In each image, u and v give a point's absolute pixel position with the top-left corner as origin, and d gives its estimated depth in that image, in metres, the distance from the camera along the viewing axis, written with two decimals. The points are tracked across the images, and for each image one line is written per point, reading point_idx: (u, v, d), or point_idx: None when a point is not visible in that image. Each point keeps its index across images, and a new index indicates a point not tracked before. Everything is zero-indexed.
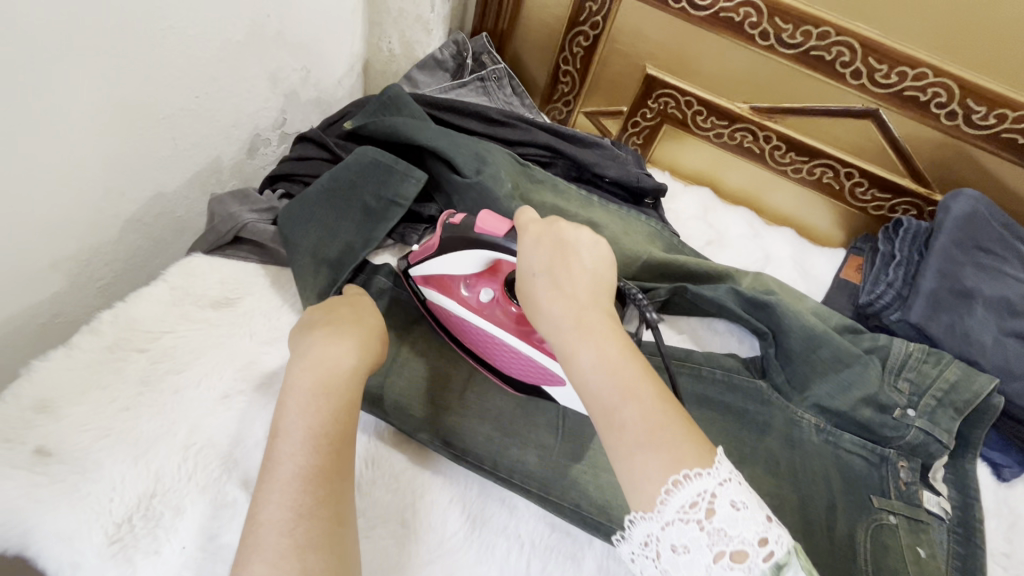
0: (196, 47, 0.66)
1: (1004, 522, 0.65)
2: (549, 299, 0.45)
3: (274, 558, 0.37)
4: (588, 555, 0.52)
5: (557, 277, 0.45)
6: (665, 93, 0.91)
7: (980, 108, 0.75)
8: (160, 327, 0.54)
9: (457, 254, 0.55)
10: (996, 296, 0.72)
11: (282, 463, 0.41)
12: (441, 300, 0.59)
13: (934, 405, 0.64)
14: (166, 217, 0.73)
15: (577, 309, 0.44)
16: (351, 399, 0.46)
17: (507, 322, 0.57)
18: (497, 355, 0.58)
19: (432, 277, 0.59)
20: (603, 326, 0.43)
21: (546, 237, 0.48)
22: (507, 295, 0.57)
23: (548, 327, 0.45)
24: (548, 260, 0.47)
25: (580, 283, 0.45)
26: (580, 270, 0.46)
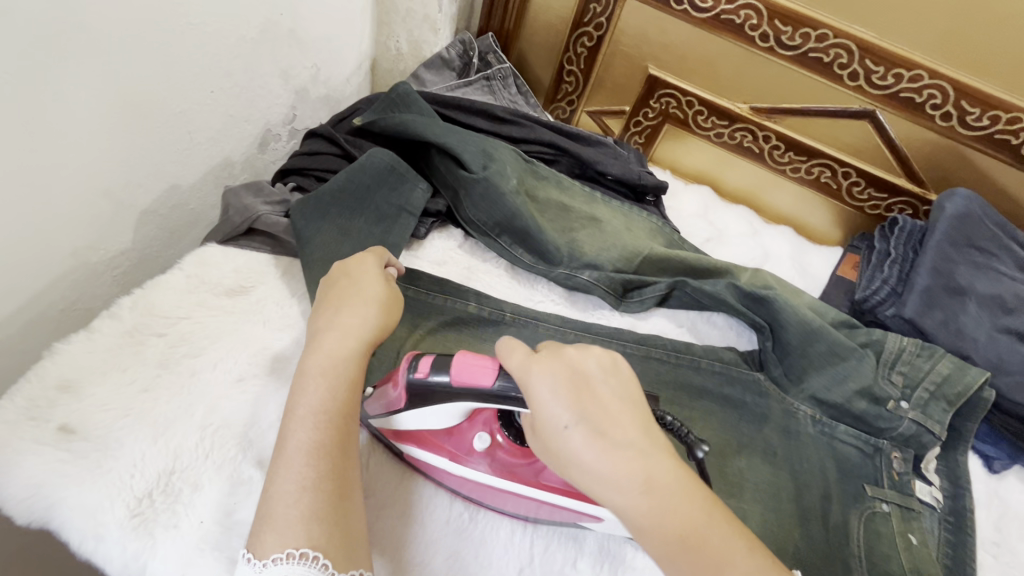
0: (212, 44, 0.68)
1: (995, 512, 0.66)
2: (599, 457, 0.38)
3: (286, 528, 0.40)
4: (589, 535, 0.54)
5: (601, 426, 0.39)
6: (667, 93, 0.93)
7: (974, 110, 0.77)
8: (177, 313, 0.56)
9: (438, 408, 0.49)
10: (989, 293, 0.74)
11: (291, 437, 0.43)
12: (430, 462, 0.53)
13: (927, 398, 0.66)
14: (180, 209, 0.75)
15: (636, 462, 0.38)
16: (356, 377, 0.48)
17: (512, 464, 0.51)
18: (512, 500, 0.52)
19: (412, 438, 0.53)
20: (668, 477, 0.39)
21: (566, 373, 0.42)
22: (498, 433, 0.52)
23: (606, 493, 0.38)
24: (579, 407, 0.40)
25: (626, 426, 0.40)
26: (614, 406, 0.41)
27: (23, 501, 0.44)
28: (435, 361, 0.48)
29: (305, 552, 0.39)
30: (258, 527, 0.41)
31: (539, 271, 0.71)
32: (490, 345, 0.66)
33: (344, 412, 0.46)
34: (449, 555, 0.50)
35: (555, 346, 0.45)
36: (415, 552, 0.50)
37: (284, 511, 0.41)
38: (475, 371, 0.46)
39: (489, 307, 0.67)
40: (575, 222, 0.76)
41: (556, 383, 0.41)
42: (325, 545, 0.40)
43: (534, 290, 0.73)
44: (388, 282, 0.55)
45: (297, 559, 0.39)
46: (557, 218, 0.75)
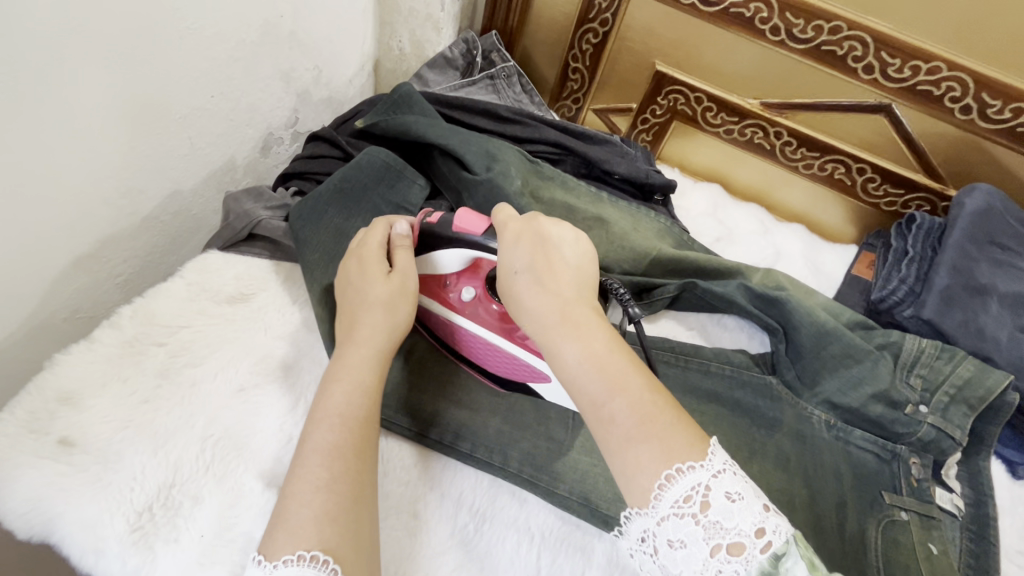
0: (211, 48, 0.67)
1: (1018, 519, 0.64)
2: (529, 295, 0.46)
3: (297, 526, 0.39)
4: (598, 546, 0.52)
5: (539, 273, 0.46)
6: (675, 89, 0.91)
7: (995, 102, 0.74)
8: (178, 321, 0.56)
9: (443, 253, 0.56)
10: (1011, 292, 0.71)
11: (315, 438, 0.44)
12: (423, 299, 0.60)
13: (947, 401, 0.64)
14: (182, 215, 0.74)
15: (559, 304, 0.44)
16: (374, 381, 0.49)
17: (488, 319, 0.57)
18: (481, 353, 0.59)
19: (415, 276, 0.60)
20: (587, 321, 0.44)
21: (526, 234, 0.48)
22: (488, 293, 0.58)
23: (533, 324, 0.45)
24: (528, 256, 0.47)
25: (562, 279, 0.46)
26: (562, 263, 0.47)
27: (22, 516, 0.44)
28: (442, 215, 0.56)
29: (317, 554, 0.37)
30: (270, 531, 0.39)
31: None
32: None
33: (365, 415, 0.47)
34: (453, 567, 0.49)
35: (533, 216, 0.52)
36: (420, 563, 0.49)
37: (298, 512, 0.40)
38: (471, 222, 0.54)
39: None
40: (580, 222, 0.73)
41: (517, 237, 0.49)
42: (332, 547, 0.38)
43: None
44: (400, 282, 0.55)
45: (307, 561, 0.37)
46: (563, 218, 0.74)
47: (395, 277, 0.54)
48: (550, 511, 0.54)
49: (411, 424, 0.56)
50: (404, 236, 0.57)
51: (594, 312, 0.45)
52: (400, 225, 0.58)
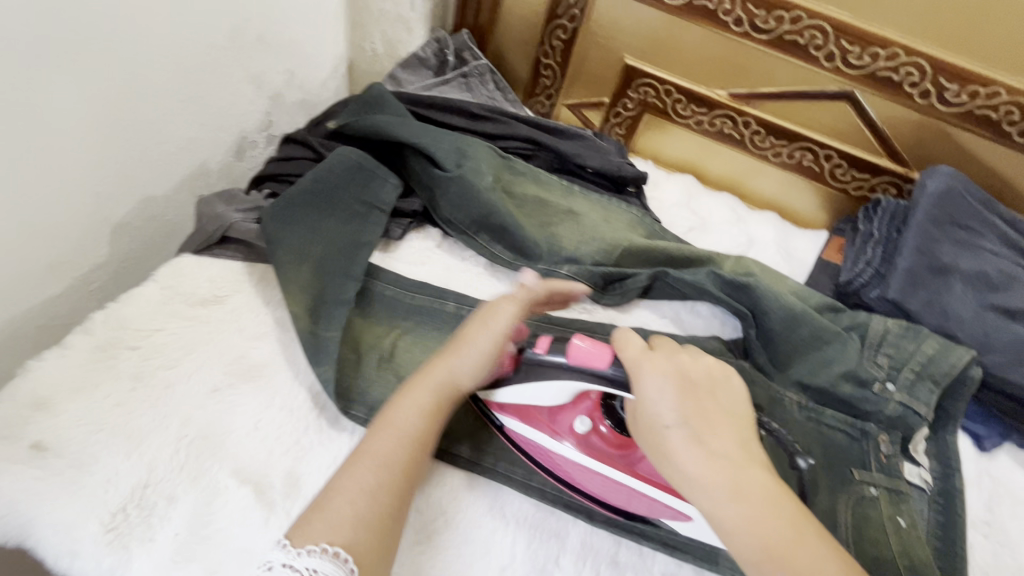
0: (178, 53, 0.68)
1: (985, 491, 0.66)
2: (694, 458, 0.42)
3: (333, 522, 0.42)
4: (572, 532, 0.53)
5: (697, 429, 0.43)
6: (645, 83, 0.92)
7: (951, 86, 0.76)
8: (151, 325, 0.56)
9: (550, 382, 0.53)
10: (973, 271, 0.73)
11: (372, 445, 0.47)
12: (525, 430, 0.56)
13: (913, 378, 0.66)
14: (157, 220, 0.74)
15: (728, 471, 0.42)
16: (436, 405, 0.50)
17: (607, 450, 0.54)
18: (598, 485, 0.54)
19: (512, 405, 0.56)
20: (760, 489, 0.41)
21: (672, 376, 0.46)
22: (600, 419, 0.55)
23: (694, 489, 0.42)
24: (682, 408, 0.44)
25: (723, 436, 0.44)
26: (714, 413, 0.45)
27: None
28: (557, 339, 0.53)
29: (337, 550, 0.41)
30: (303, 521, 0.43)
31: (518, 268, 0.70)
32: None
33: (420, 432, 0.48)
34: (428, 557, 0.50)
35: (669, 348, 0.48)
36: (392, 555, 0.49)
37: (339, 507, 0.43)
38: (591, 354, 0.50)
39: (469, 306, 0.66)
40: (553, 215, 0.75)
41: (665, 379, 0.45)
42: (353, 547, 0.41)
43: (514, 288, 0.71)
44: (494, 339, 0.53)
45: (328, 555, 0.41)
46: (535, 212, 0.75)
47: (488, 326, 0.54)
48: (523, 501, 0.54)
49: None
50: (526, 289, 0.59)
51: (762, 473, 0.43)
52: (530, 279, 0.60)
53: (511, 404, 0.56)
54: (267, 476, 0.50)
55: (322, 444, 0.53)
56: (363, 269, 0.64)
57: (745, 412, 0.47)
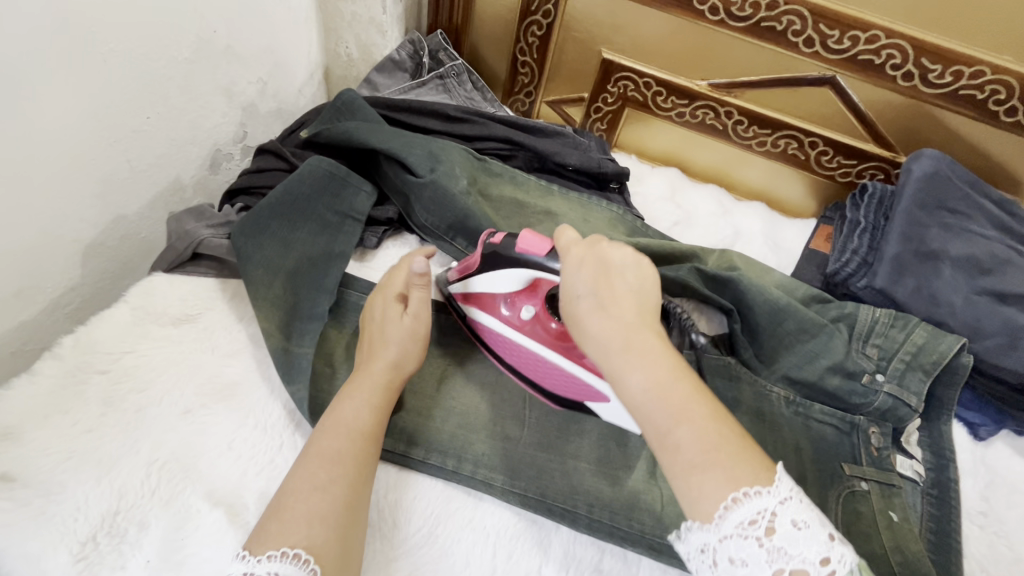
0: (140, 69, 0.66)
1: (981, 480, 0.65)
2: (592, 318, 0.44)
3: (291, 524, 0.41)
4: (554, 541, 0.52)
5: (602, 298, 0.44)
6: (624, 76, 0.90)
7: (935, 67, 0.74)
8: (120, 347, 0.55)
9: (501, 273, 0.56)
10: (964, 256, 0.71)
11: (321, 442, 0.47)
12: (481, 317, 0.61)
13: (902, 368, 0.64)
14: (130, 239, 0.74)
15: (622, 328, 0.43)
16: (384, 403, 0.52)
17: (548, 338, 0.58)
18: (539, 371, 0.59)
19: (472, 294, 0.61)
20: (651, 344, 0.42)
21: (588, 257, 0.47)
22: (546, 311, 0.59)
23: (595, 348, 0.44)
24: (586, 276, 0.45)
25: (626, 300, 0.44)
26: (623, 284, 0.45)
27: None
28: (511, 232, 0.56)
29: (298, 552, 0.40)
30: (260, 528, 0.42)
31: None
32: (441, 358, 0.63)
33: (366, 425, 0.49)
34: (407, 572, 0.49)
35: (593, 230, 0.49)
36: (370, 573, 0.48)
37: (295, 506, 0.43)
38: (535, 244, 0.53)
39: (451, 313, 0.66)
40: (530, 216, 0.74)
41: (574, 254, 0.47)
42: (315, 548, 0.41)
43: None
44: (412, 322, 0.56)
45: (290, 558, 0.40)
46: (512, 214, 0.74)
47: (406, 312, 0.56)
48: (505, 509, 0.54)
49: None
50: (422, 273, 0.58)
51: (658, 332, 0.43)
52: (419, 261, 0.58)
53: (471, 293, 0.61)
54: (241, 496, 0.49)
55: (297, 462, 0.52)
56: (336, 281, 0.63)
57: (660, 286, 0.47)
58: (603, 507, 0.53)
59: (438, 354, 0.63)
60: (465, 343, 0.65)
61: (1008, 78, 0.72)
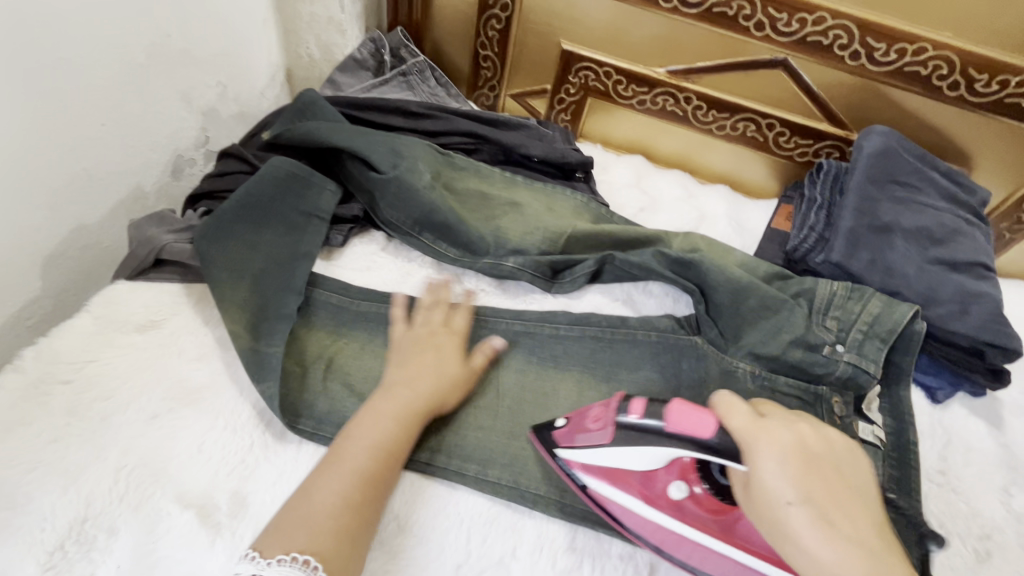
0: (93, 76, 0.65)
1: (939, 441, 0.67)
2: (828, 546, 0.38)
3: (313, 530, 0.44)
4: (529, 523, 0.53)
5: (824, 511, 0.40)
6: (584, 66, 0.92)
7: (880, 46, 0.76)
8: (85, 356, 0.55)
9: (645, 451, 0.49)
10: (915, 227, 0.73)
11: (351, 452, 0.49)
12: (617, 495, 0.51)
13: (861, 338, 0.66)
14: (92, 248, 0.73)
15: (864, 560, 0.38)
16: (413, 416, 0.53)
17: (707, 516, 0.50)
18: (700, 558, 0.49)
19: (598, 466, 0.52)
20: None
21: (789, 451, 0.42)
22: (694, 481, 0.51)
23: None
24: (804, 483, 0.41)
25: (852, 517, 0.40)
26: (839, 491, 0.41)
27: None
28: (652, 401, 0.50)
29: (306, 558, 0.42)
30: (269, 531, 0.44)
31: (464, 263, 0.70)
32: None
33: (391, 444, 0.51)
34: (387, 562, 0.50)
35: (782, 418, 0.46)
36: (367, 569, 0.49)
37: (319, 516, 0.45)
38: (692, 421, 0.47)
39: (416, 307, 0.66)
40: (494, 208, 0.74)
41: (783, 452, 0.42)
42: (322, 552, 0.43)
43: (462, 284, 0.71)
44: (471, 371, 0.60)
45: (299, 564, 0.42)
46: (477, 206, 0.74)
47: (466, 366, 0.60)
48: (479, 497, 0.54)
49: (335, 429, 0.55)
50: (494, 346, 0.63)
51: (894, 560, 0.39)
52: (498, 339, 0.64)
53: (598, 466, 0.52)
54: (212, 498, 0.49)
55: (268, 459, 0.52)
56: (304, 280, 0.64)
57: (865, 491, 0.44)
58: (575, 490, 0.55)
59: None
60: None
61: (949, 54, 0.74)
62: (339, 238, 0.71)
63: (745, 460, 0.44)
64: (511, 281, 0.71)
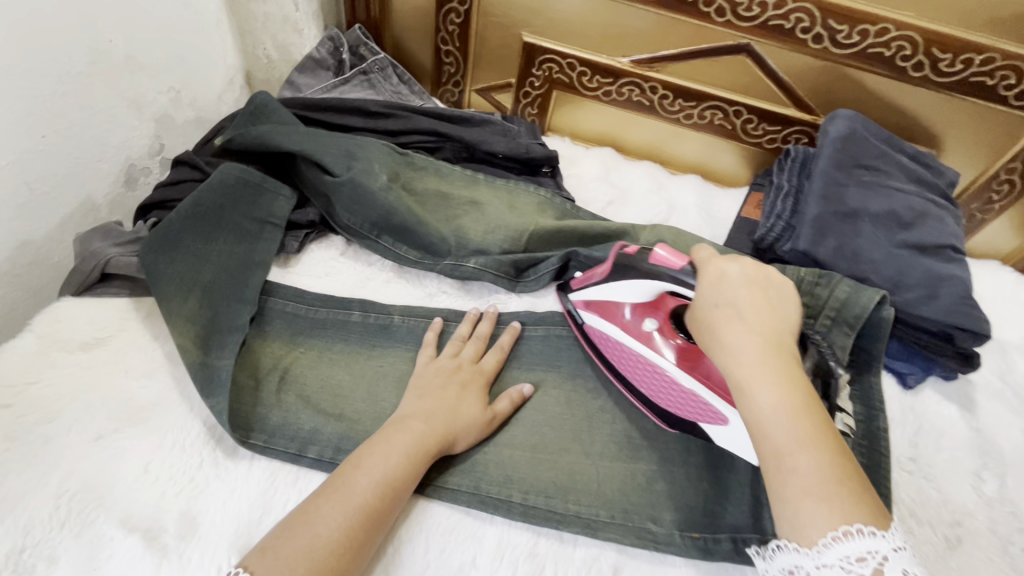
0: (29, 86, 0.63)
1: (910, 427, 0.67)
2: (733, 330, 0.45)
3: (302, 551, 0.43)
4: (490, 530, 0.52)
5: (745, 310, 0.46)
6: (547, 58, 0.90)
7: (842, 27, 0.75)
8: (25, 378, 0.53)
9: (630, 282, 0.57)
10: (882, 211, 0.72)
11: (357, 480, 0.47)
12: (601, 324, 0.61)
13: (829, 325, 0.65)
14: (41, 264, 0.71)
15: (766, 344, 0.43)
16: (415, 444, 0.51)
17: (670, 353, 0.57)
18: (654, 385, 0.58)
19: (593, 301, 0.62)
20: (785, 364, 0.43)
21: (733, 270, 0.48)
22: (671, 326, 0.58)
23: (727, 357, 0.44)
24: (737, 292, 0.47)
25: (769, 318, 0.45)
26: (767, 303, 0.47)
27: None
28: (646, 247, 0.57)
29: None
30: (261, 548, 0.43)
31: (425, 266, 0.69)
32: (370, 360, 0.61)
33: (396, 479, 0.48)
34: None
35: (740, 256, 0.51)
36: None
37: (311, 539, 0.43)
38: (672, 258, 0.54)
39: (374, 313, 0.64)
40: (454, 207, 0.73)
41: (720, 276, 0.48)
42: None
43: (424, 287, 0.69)
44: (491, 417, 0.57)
45: None
46: (437, 206, 0.72)
47: (489, 411, 0.57)
48: (440, 505, 0.53)
49: (289, 442, 0.54)
50: (523, 393, 0.60)
51: (793, 360, 0.44)
52: (526, 385, 0.60)
53: (593, 300, 0.62)
54: (160, 520, 0.48)
55: (219, 477, 0.51)
56: (257, 291, 0.63)
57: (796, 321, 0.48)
58: (538, 493, 0.54)
59: (368, 353, 0.62)
60: (389, 342, 0.63)
61: (912, 34, 0.73)
62: (296, 245, 0.69)
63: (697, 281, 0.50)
64: (474, 281, 0.69)
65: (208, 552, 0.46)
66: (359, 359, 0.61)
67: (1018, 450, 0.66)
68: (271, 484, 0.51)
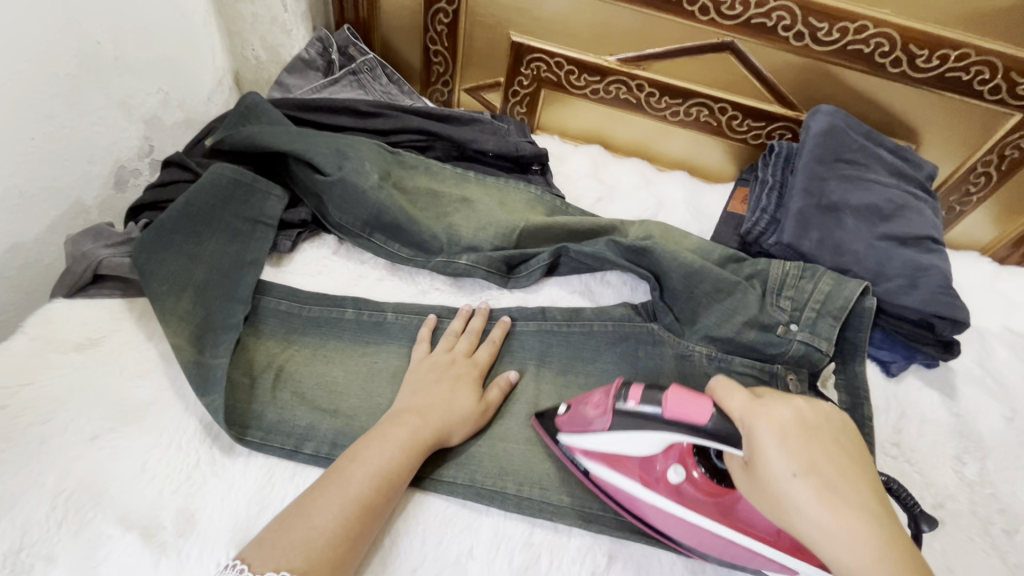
0: (17, 88, 0.63)
1: (894, 415, 0.68)
2: (825, 514, 0.38)
3: (299, 546, 0.43)
4: (486, 521, 0.53)
5: (824, 482, 0.39)
6: (535, 58, 0.91)
7: (822, 25, 0.76)
8: (18, 380, 0.53)
9: (643, 437, 0.49)
10: (863, 204, 0.74)
11: (349, 475, 0.48)
12: (617, 481, 0.52)
13: (815, 317, 0.65)
14: (31, 267, 0.71)
15: (867, 525, 0.37)
16: (411, 440, 0.51)
17: (704, 500, 0.50)
18: (701, 539, 0.50)
19: (598, 453, 0.53)
20: (898, 550, 0.37)
21: (786, 425, 0.42)
22: (693, 467, 0.51)
23: (829, 548, 0.38)
24: (805, 456, 0.40)
25: (851, 485, 0.39)
26: (841, 463, 0.41)
27: None
28: (649, 389, 0.50)
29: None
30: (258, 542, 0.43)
31: (418, 263, 0.69)
32: (364, 356, 0.62)
33: (390, 468, 0.49)
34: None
35: (779, 394, 0.45)
36: None
37: (309, 530, 0.44)
38: (687, 407, 0.46)
39: (368, 310, 0.65)
40: (446, 206, 0.73)
41: (783, 431, 0.41)
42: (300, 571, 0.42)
43: (417, 284, 0.70)
44: (484, 408, 0.58)
45: None
46: (428, 205, 0.73)
47: (482, 401, 0.58)
48: (435, 498, 0.54)
49: (286, 439, 0.54)
50: (511, 379, 0.61)
51: (901, 536, 0.38)
52: (511, 372, 0.62)
53: (598, 452, 0.53)
54: (158, 518, 0.48)
55: (216, 475, 0.51)
56: (249, 288, 0.63)
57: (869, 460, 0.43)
58: (532, 484, 0.55)
59: (363, 351, 0.62)
60: (383, 339, 0.64)
61: (890, 31, 0.75)
62: (289, 246, 0.70)
63: (749, 441, 0.43)
64: (466, 278, 0.70)
65: (206, 550, 0.47)
66: (356, 354, 0.62)
67: (997, 435, 0.68)
68: (268, 480, 0.52)
